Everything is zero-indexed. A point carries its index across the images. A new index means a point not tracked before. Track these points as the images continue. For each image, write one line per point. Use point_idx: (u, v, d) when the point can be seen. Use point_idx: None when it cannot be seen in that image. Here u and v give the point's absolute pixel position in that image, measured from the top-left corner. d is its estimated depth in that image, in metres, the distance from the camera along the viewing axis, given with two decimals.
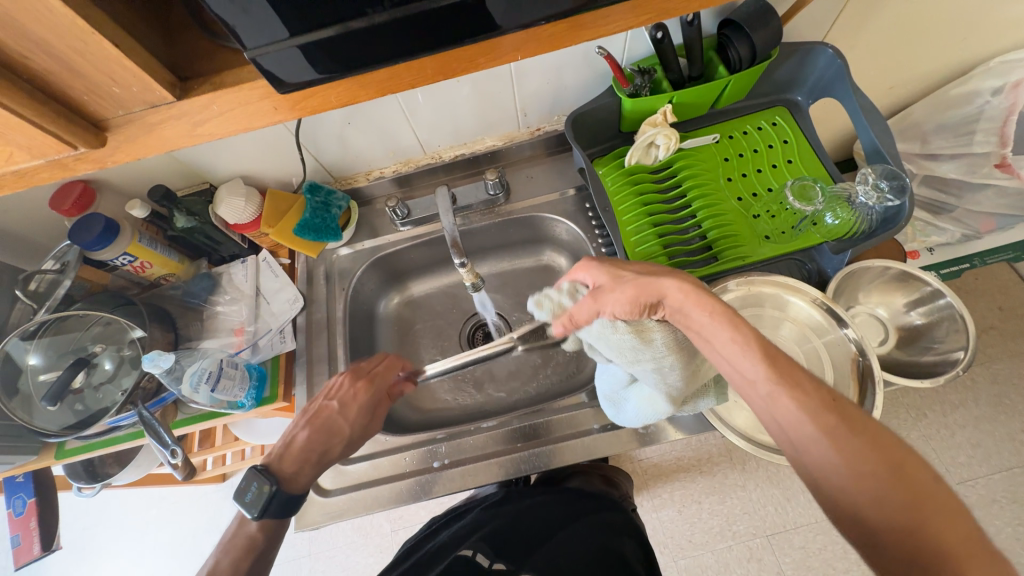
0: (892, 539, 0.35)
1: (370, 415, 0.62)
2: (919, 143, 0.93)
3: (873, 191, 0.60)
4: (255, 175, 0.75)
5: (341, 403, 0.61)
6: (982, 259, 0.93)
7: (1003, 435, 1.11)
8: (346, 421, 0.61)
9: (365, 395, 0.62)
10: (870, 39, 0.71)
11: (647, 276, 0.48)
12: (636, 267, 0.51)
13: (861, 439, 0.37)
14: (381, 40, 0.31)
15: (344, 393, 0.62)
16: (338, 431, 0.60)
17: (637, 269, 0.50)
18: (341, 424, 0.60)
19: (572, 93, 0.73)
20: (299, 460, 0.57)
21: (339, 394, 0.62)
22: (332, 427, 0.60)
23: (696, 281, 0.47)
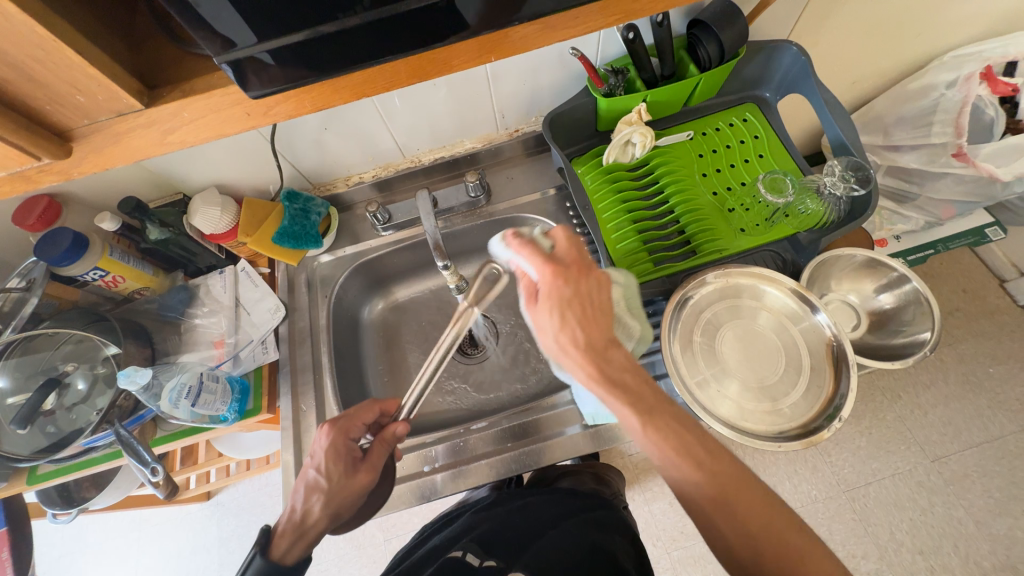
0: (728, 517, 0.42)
1: (348, 464, 0.59)
2: (881, 135, 0.97)
3: (840, 181, 0.63)
4: (230, 183, 0.73)
5: (315, 456, 0.59)
6: (945, 245, 1.02)
7: (972, 412, 1.16)
8: (323, 474, 0.58)
9: (335, 443, 0.60)
10: (832, 36, 0.74)
11: (561, 350, 0.47)
12: (574, 326, 0.46)
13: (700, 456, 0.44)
14: (353, 42, 0.31)
15: (317, 445, 0.60)
16: (315, 485, 0.58)
17: (557, 337, 0.46)
18: (319, 478, 0.58)
19: (549, 94, 0.74)
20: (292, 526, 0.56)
21: (315, 446, 0.60)
22: (311, 483, 0.58)
23: (604, 381, 0.45)
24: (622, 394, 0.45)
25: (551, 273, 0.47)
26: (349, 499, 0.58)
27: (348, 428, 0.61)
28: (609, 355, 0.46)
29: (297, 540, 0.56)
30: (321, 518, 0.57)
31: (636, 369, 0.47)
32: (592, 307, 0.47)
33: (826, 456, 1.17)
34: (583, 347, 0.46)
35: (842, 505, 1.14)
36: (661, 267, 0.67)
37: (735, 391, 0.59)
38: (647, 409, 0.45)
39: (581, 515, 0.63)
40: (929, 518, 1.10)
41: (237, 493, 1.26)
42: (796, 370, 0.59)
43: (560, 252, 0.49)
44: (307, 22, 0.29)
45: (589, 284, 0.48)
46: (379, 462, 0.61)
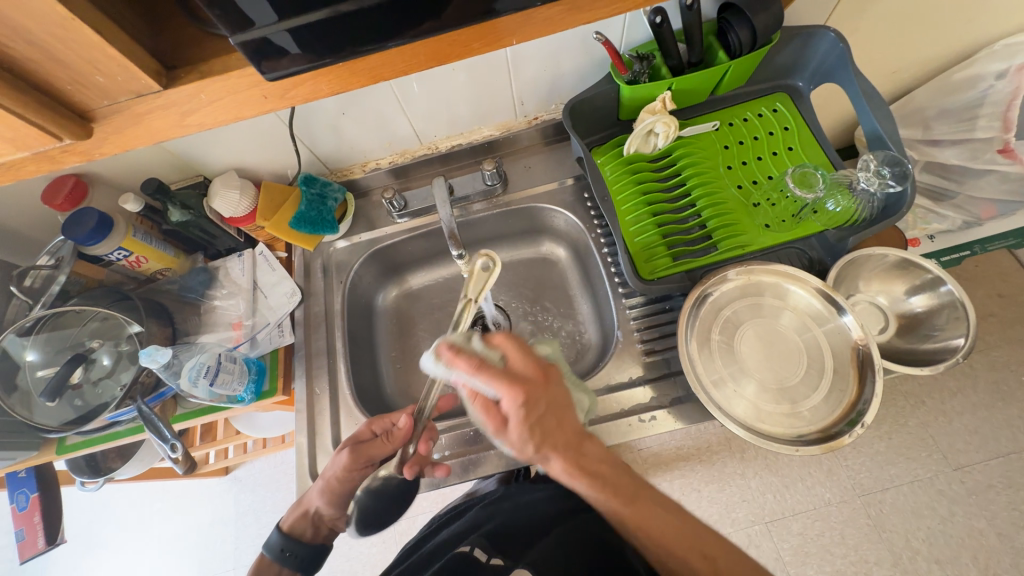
0: None
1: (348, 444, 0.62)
2: (921, 129, 0.92)
3: (874, 177, 0.60)
4: (249, 167, 0.74)
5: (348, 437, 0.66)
6: (982, 246, 0.92)
7: (1001, 421, 1.12)
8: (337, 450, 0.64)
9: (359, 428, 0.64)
10: (873, 23, 0.70)
11: (541, 458, 0.47)
12: (552, 435, 0.47)
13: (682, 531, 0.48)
14: (372, 21, 0.31)
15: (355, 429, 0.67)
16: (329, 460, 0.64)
17: (536, 450, 0.46)
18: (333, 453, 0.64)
19: (570, 80, 0.72)
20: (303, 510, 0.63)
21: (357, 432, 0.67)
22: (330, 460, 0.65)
23: (590, 478, 0.47)
24: (603, 484, 0.48)
25: (523, 397, 0.44)
26: (331, 482, 0.61)
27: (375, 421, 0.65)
28: (583, 449, 0.49)
29: (296, 509, 0.63)
30: (313, 491, 0.62)
31: (607, 454, 0.50)
32: (563, 411, 0.48)
33: (844, 460, 1.14)
34: (564, 451, 0.47)
35: (857, 511, 1.11)
36: (680, 262, 0.65)
37: (752, 391, 0.58)
38: (629, 496, 0.48)
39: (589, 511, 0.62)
40: (948, 528, 1.07)
41: (254, 470, 1.29)
42: (818, 372, 0.57)
43: (517, 365, 0.46)
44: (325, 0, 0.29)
45: (552, 390, 0.47)
46: (369, 453, 0.61)
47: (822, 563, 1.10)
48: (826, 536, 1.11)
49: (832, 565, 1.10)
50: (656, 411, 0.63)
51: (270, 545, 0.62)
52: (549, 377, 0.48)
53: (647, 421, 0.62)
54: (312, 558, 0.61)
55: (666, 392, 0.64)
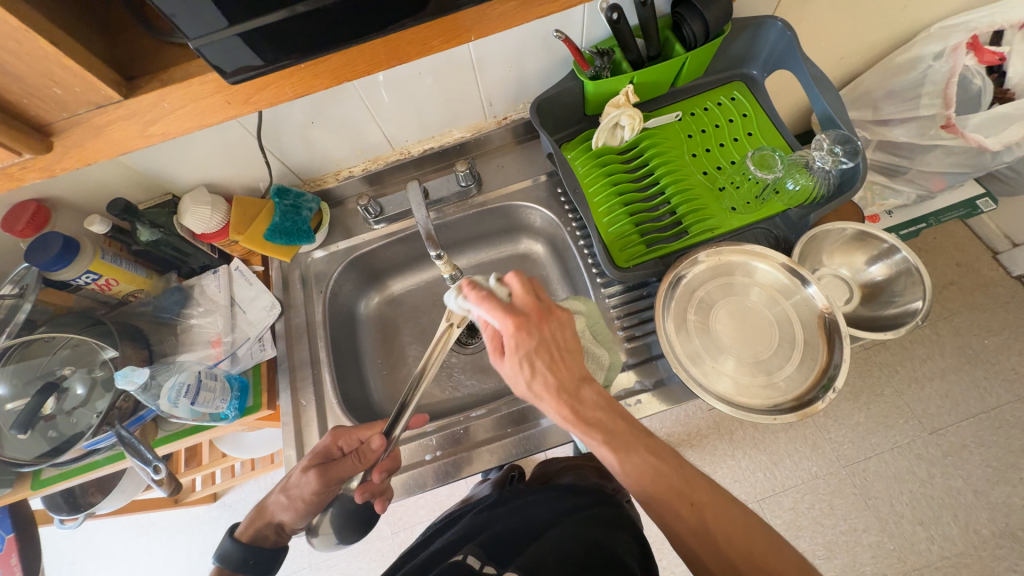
0: (691, 533, 0.46)
1: (316, 460, 0.61)
2: (871, 110, 0.97)
3: (828, 156, 0.63)
4: (219, 182, 0.73)
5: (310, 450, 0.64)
6: (936, 218, 1.04)
7: (969, 382, 1.24)
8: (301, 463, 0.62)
9: (323, 445, 0.62)
10: (817, 13, 0.74)
11: (535, 395, 0.51)
12: (545, 369, 0.50)
13: (670, 467, 0.48)
14: (329, 20, 0.31)
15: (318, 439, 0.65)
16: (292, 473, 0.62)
17: (530, 383, 0.50)
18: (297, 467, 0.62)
19: (535, 79, 0.73)
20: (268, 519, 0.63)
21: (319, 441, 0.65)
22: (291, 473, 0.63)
23: (581, 420, 0.50)
24: (595, 431, 0.49)
25: (512, 324, 0.50)
26: (299, 500, 0.59)
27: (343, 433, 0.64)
28: (578, 394, 0.51)
29: (256, 519, 0.62)
30: (278, 505, 0.61)
31: (607, 402, 0.51)
32: (556, 349, 0.51)
33: (826, 433, 1.25)
34: (554, 390, 0.50)
35: (843, 481, 1.21)
36: (654, 249, 0.68)
37: (732, 366, 0.59)
38: (621, 446, 0.49)
39: (584, 512, 0.63)
40: (929, 489, 1.18)
41: (243, 494, 1.26)
42: (789, 344, 0.59)
43: (522, 301, 0.52)
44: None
45: (548, 328, 0.52)
46: (338, 473, 0.60)
47: (814, 535, 1.19)
48: (816, 508, 1.21)
49: (824, 535, 1.19)
50: (641, 395, 0.64)
51: (225, 557, 0.59)
52: (549, 316, 0.52)
53: (633, 404, 0.64)
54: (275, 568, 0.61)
55: (650, 376, 0.66)
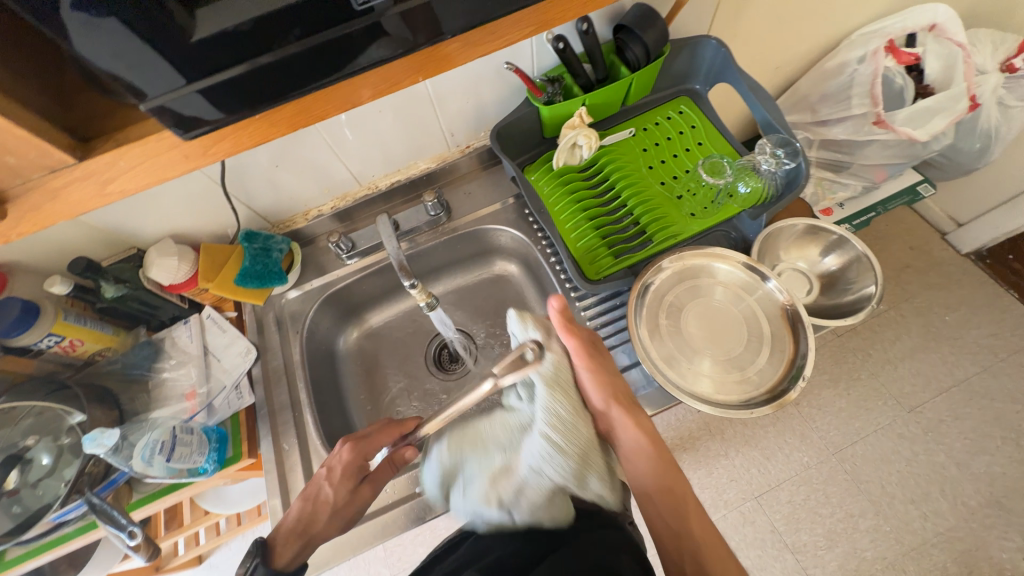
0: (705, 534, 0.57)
1: (356, 479, 0.61)
2: (810, 113, 1.04)
3: (772, 158, 0.69)
4: (185, 232, 0.73)
5: (328, 468, 0.61)
6: (884, 207, 1.10)
7: (937, 359, 1.32)
8: (330, 486, 0.60)
9: (352, 462, 0.60)
10: (746, 30, 0.81)
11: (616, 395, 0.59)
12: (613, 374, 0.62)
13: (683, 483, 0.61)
14: (284, 70, 0.33)
15: (335, 458, 0.61)
16: (323, 497, 0.59)
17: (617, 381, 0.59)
18: (326, 490, 0.60)
19: (494, 108, 0.76)
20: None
21: (329, 460, 0.62)
22: (317, 495, 0.60)
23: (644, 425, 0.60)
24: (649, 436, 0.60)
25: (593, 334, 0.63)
26: (351, 514, 0.61)
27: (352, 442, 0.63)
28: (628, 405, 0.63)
29: (298, 545, 0.57)
30: (327, 526, 0.59)
31: None
32: None
33: (812, 422, 1.29)
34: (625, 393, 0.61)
35: (834, 468, 1.25)
36: (622, 260, 0.70)
37: (709, 367, 0.61)
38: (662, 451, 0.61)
39: (586, 532, 0.56)
40: (915, 467, 1.23)
41: (230, 553, 1.20)
42: (758, 340, 0.61)
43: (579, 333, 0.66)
44: (232, 55, 0.31)
45: None
46: (381, 481, 0.63)
47: (814, 526, 1.21)
48: (811, 499, 1.23)
49: (823, 526, 1.21)
50: None
51: None
52: None
53: None
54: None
55: (631, 383, 0.67)
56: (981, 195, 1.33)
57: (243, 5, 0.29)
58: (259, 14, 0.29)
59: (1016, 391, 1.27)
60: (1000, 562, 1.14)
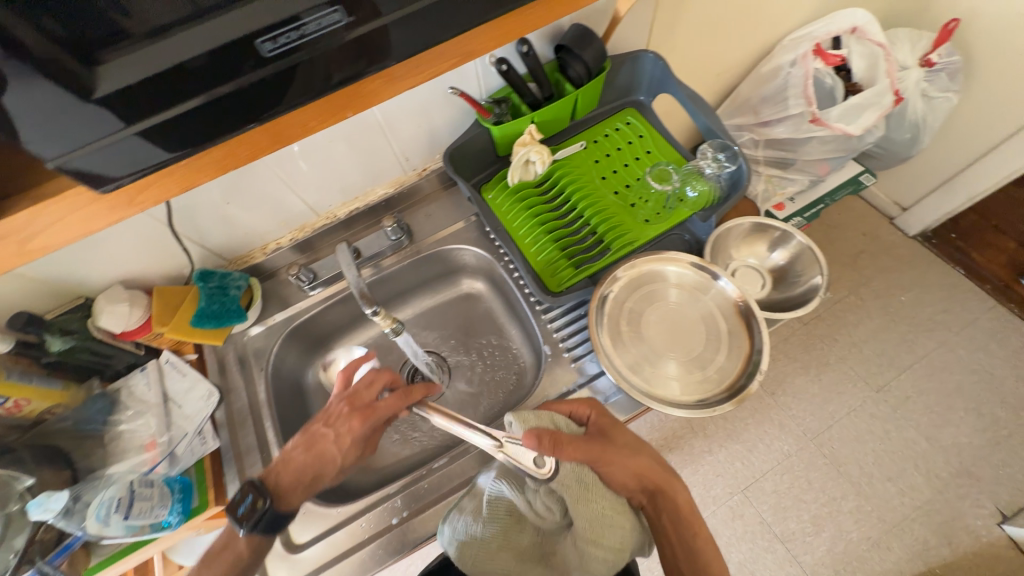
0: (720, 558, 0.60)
1: (364, 444, 0.62)
2: (752, 115, 1.09)
3: (714, 163, 0.72)
4: (136, 276, 0.70)
5: (337, 434, 0.60)
6: (831, 198, 1.16)
7: (898, 338, 1.38)
8: (338, 450, 0.60)
9: (363, 430, 0.60)
10: (682, 42, 0.85)
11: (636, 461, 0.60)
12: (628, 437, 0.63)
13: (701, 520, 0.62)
14: (211, 114, 0.36)
15: (344, 426, 0.60)
16: (331, 462, 0.59)
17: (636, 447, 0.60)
18: (334, 454, 0.59)
19: (445, 131, 0.78)
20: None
21: (336, 423, 0.60)
22: (325, 458, 0.59)
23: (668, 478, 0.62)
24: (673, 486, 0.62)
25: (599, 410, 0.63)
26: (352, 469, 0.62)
27: (352, 400, 0.62)
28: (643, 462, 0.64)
29: (300, 494, 0.58)
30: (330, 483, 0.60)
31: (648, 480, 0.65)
32: None
33: (788, 410, 1.33)
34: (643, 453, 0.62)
35: (814, 453, 1.28)
36: (583, 269, 0.72)
37: (675, 369, 0.62)
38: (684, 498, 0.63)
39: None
40: (888, 445, 1.27)
41: None
42: (715, 337, 0.63)
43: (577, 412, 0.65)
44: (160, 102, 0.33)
45: None
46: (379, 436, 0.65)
47: (800, 513, 1.23)
48: (795, 486, 1.26)
49: (808, 511, 1.24)
50: None
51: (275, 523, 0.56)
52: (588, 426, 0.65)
53: None
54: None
55: (601, 391, 0.67)
56: (919, 181, 1.41)
57: (166, 52, 0.31)
58: (196, 55, 0.32)
59: (972, 363, 1.34)
60: (977, 530, 1.18)
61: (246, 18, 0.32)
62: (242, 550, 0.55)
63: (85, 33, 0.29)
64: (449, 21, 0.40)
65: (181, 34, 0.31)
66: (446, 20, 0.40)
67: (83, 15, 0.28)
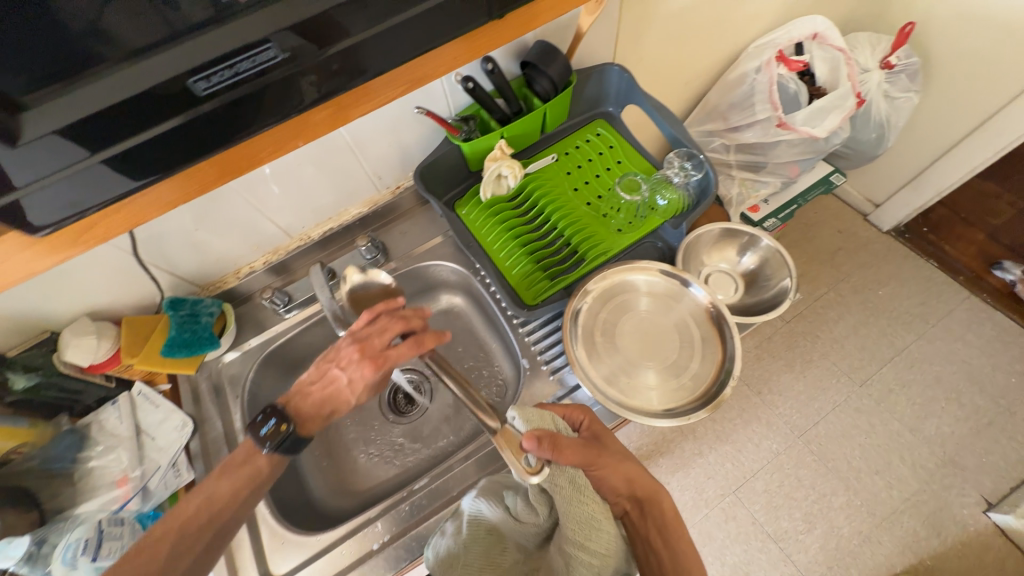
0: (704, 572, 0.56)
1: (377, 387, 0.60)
2: (722, 121, 1.11)
3: (681, 171, 0.74)
4: (103, 308, 0.69)
5: (349, 377, 0.58)
6: (804, 198, 1.19)
7: (878, 332, 1.40)
8: (351, 392, 0.58)
9: (375, 375, 0.58)
10: (648, 53, 0.87)
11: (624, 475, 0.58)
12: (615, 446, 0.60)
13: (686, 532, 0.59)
14: (171, 141, 0.39)
15: (355, 370, 0.58)
16: (343, 403, 0.57)
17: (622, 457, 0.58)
18: (347, 396, 0.57)
19: (417, 149, 0.78)
20: (192, 508, 0.50)
21: (347, 367, 0.58)
22: (337, 399, 0.57)
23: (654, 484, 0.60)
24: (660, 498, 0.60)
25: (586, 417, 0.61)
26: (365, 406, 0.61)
27: (363, 346, 0.59)
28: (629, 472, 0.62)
29: (313, 423, 0.56)
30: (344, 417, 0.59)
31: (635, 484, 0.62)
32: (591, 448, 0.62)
33: (775, 409, 1.34)
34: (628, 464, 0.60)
35: (802, 450, 1.29)
36: (558, 281, 0.72)
37: (654, 379, 0.62)
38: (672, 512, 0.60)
39: None
40: (874, 438, 1.29)
41: None
42: (689, 344, 0.64)
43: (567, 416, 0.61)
44: (122, 130, 0.36)
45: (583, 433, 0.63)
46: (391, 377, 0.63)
47: (792, 511, 1.24)
48: (785, 484, 1.26)
49: (800, 509, 1.24)
50: None
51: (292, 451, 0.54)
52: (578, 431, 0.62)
53: None
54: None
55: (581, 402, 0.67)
56: (888, 177, 1.45)
57: (136, 78, 0.34)
58: (161, 82, 0.35)
59: (950, 353, 1.36)
60: (964, 519, 1.20)
61: (217, 40, 0.35)
62: (262, 466, 0.53)
63: (52, 69, 0.31)
64: (397, 49, 0.43)
65: (146, 62, 0.33)
66: (393, 47, 0.43)
67: (60, 46, 0.30)
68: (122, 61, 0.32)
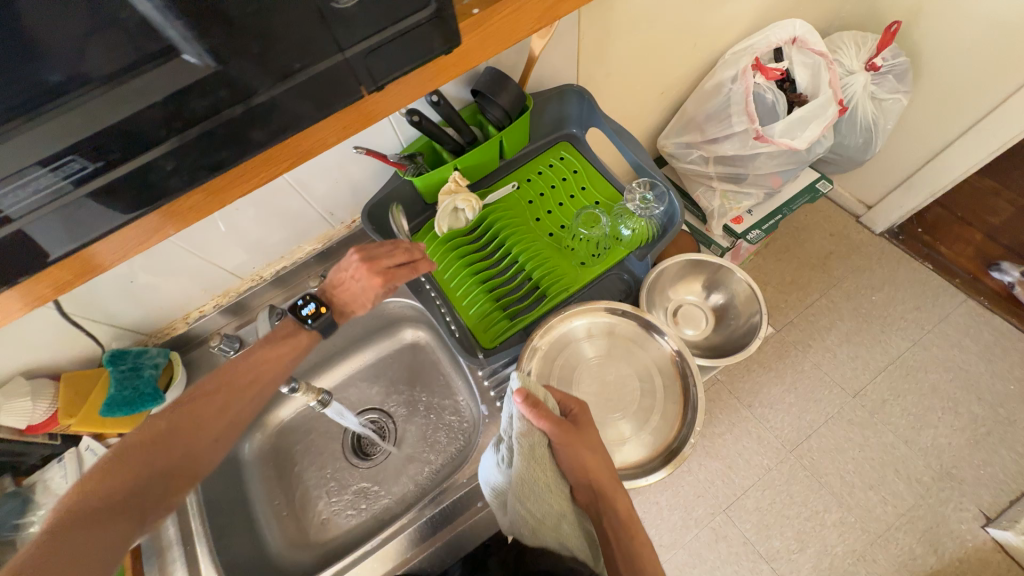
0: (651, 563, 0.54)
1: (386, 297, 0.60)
2: (698, 133, 1.06)
3: (642, 203, 0.71)
4: (41, 364, 0.66)
5: (359, 285, 0.57)
6: (789, 208, 1.15)
7: (871, 340, 1.36)
8: (363, 298, 0.58)
9: (380, 289, 0.57)
10: (616, 68, 0.83)
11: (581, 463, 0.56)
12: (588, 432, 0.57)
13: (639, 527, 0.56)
14: (83, 215, 0.31)
15: (364, 278, 0.56)
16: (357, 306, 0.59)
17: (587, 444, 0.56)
18: (360, 300, 0.59)
19: (369, 183, 0.74)
20: (248, 368, 0.54)
21: (356, 275, 0.57)
22: (352, 302, 0.59)
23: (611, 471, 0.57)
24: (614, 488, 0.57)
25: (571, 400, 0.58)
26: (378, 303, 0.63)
27: (368, 260, 0.56)
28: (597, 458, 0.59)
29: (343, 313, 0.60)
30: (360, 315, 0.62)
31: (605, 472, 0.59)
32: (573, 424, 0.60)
33: (766, 422, 1.30)
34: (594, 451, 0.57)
35: (794, 465, 1.25)
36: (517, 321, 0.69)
37: (628, 430, 0.64)
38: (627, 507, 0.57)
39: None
40: (868, 452, 1.25)
41: None
42: (652, 393, 0.65)
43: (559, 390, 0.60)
44: (42, 194, 0.29)
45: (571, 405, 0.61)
46: None
47: (784, 530, 1.20)
48: (777, 501, 1.23)
49: (792, 527, 1.21)
50: None
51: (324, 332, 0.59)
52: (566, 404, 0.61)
53: None
54: (150, 514, 0.46)
55: None
56: (880, 178, 1.39)
57: (100, 112, 0.27)
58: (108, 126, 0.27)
59: (946, 360, 1.32)
60: (962, 535, 1.16)
61: (159, 81, 0.28)
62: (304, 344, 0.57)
63: None
64: (293, 118, 0.33)
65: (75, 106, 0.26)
66: (290, 121, 0.34)
67: None
68: (44, 116, 0.26)
